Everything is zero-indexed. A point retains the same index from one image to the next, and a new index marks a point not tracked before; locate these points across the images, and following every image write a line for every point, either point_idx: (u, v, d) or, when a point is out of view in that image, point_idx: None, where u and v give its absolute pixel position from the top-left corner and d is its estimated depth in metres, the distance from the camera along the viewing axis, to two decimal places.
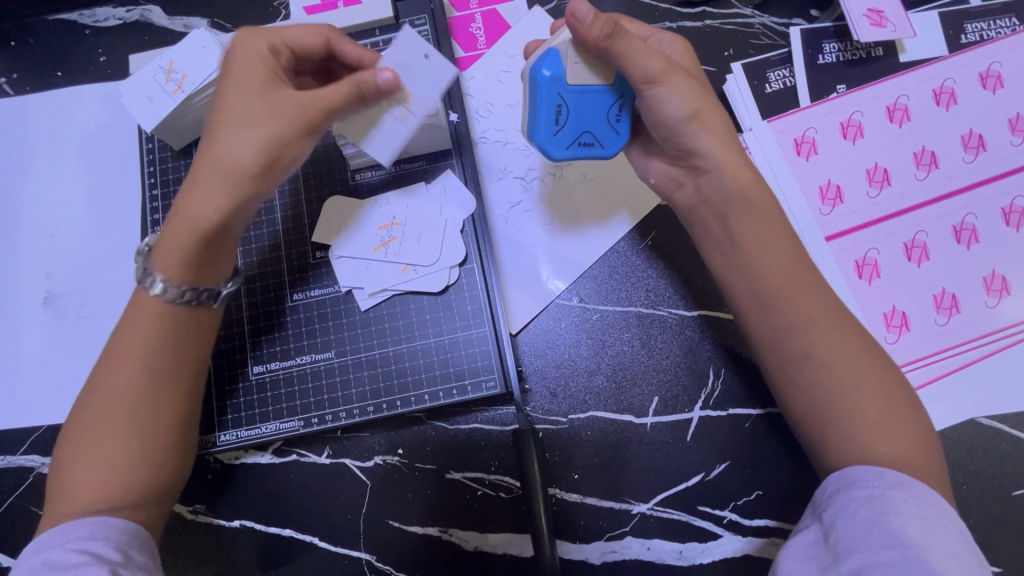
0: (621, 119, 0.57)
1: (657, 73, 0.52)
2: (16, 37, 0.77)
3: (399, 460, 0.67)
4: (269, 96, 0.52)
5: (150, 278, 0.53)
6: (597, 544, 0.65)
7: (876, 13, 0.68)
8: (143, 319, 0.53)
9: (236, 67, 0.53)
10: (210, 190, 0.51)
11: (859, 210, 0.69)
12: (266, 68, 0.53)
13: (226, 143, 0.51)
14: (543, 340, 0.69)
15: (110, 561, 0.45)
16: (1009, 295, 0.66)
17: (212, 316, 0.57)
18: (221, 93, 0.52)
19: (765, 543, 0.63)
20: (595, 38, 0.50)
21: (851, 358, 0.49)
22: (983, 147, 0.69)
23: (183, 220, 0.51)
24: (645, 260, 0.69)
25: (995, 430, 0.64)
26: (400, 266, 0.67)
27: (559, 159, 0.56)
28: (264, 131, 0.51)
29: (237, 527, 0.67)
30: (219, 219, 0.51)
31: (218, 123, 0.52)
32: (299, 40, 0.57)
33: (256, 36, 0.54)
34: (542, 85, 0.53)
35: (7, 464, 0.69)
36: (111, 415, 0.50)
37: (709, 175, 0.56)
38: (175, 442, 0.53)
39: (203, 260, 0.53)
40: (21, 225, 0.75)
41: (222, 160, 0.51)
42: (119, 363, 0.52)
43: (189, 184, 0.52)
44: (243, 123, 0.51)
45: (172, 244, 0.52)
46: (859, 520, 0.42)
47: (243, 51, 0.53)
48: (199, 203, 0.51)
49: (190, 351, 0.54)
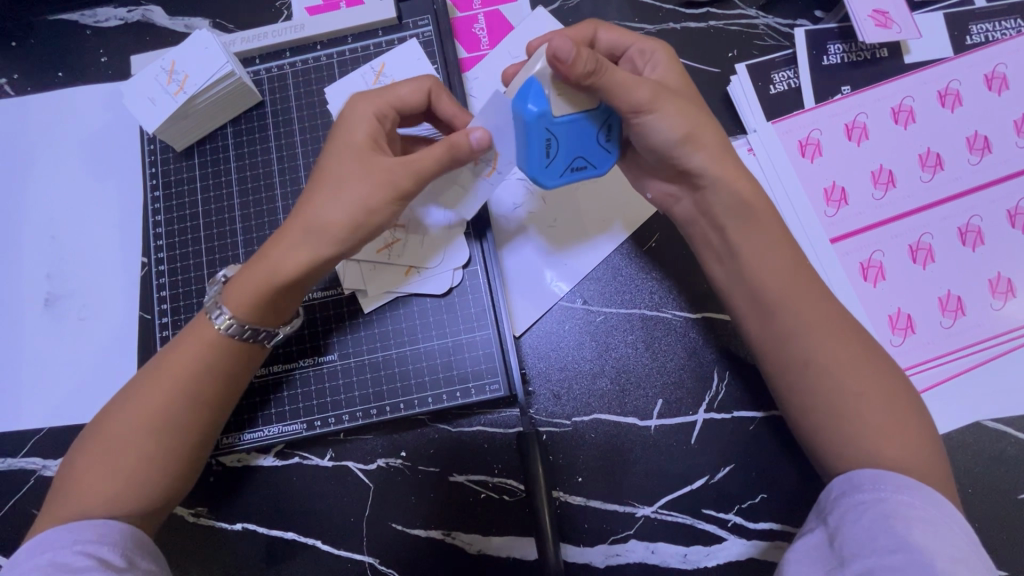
0: (610, 140, 0.55)
1: (644, 103, 0.51)
2: (16, 37, 0.76)
3: (402, 462, 0.67)
4: (365, 159, 0.53)
5: (218, 311, 0.54)
6: (600, 548, 0.64)
7: (881, 14, 0.68)
8: (190, 343, 0.53)
9: (342, 129, 0.55)
10: (297, 243, 0.52)
11: (864, 212, 0.69)
12: (369, 133, 0.54)
13: (320, 198, 0.52)
14: (547, 342, 0.69)
15: (113, 566, 0.45)
16: (1014, 297, 0.66)
17: (263, 355, 0.58)
18: (325, 154, 0.55)
19: (769, 546, 0.63)
20: (577, 76, 0.47)
21: (857, 362, 0.49)
22: (989, 148, 0.69)
23: (265, 267, 0.52)
24: (649, 262, 0.69)
25: (1000, 433, 0.64)
26: (403, 269, 0.67)
27: (552, 187, 0.55)
28: (355, 191, 0.51)
29: (240, 530, 0.66)
30: (294, 271, 0.52)
31: (315, 182, 0.53)
32: (404, 101, 0.58)
33: (365, 100, 0.56)
34: (528, 122, 0.50)
35: (8, 467, 0.69)
36: (133, 426, 0.50)
37: (708, 190, 0.55)
38: (191, 465, 0.52)
39: (275, 306, 0.54)
40: (22, 227, 0.75)
41: (311, 219, 0.52)
42: (155, 380, 0.52)
43: (278, 235, 0.53)
44: (334, 185, 0.52)
45: (247, 287, 0.52)
46: (865, 523, 0.42)
47: (356, 114, 0.55)
48: (283, 254, 0.52)
49: (229, 383, 0.54)
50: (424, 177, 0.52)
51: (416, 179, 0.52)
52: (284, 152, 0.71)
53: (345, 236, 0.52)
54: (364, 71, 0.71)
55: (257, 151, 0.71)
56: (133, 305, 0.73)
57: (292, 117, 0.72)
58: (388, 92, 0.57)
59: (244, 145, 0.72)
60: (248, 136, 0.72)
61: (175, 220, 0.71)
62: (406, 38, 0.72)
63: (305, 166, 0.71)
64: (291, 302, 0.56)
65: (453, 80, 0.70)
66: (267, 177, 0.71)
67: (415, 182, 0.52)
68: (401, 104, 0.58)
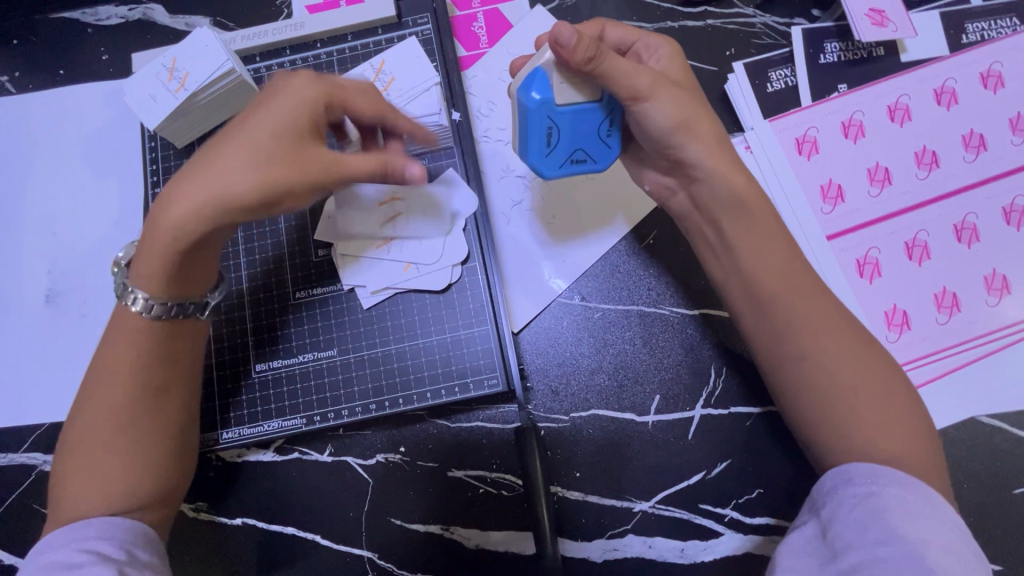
0: (611, 134, 0.56)
1: (643, 89, 0.51)
2: (17, 36, 0.77)
3: (401, 458, 0.67)
4: (290, 139, 0.48)
5: (133, 296, 0.52)
6: (599, 542, 0.65)
7: (877, 13, 0.68)
8: (124, 338, 0.53)
9: (275, 101, 0.50)
10: (186, 205, 0.47)
11: (860, 209, 0.69)
12: (306, 116, 0.50)
13: (225, 161, 0.47)
14: (544, 338, 0.69)
15: (115, 560, 0.45)
16: (1009, 294, 0.67)
17: (197, 330, 0.57)
18: (248, 116, 0.49)
19: (766, 541, 0.64)
20: (578, 62, 0.48)
21: (850, 356, 0.49)
22: (984, 146, 0.69)
23: (162, 231, 0.48)
24: (646, 259, 0.69)
25: (995, 428, 0.64)
26: (403, 264, 0.67)
27: (552, 177, 0.57)
28: (270, 166, 0.47)
29: (240, 524, 0.67)
30: (195, 237, 0.48)
31: (226, 143, 0.48)
32: (354, 98, 0.54)
33: (310, 82, 0.51)
34: (531, 109, 0.52)
35: (9, 462, 0.70)
36: (104, 424, 0.51)
37: (702, 182, 0.55)
38: (176, 453, 0.54)
39: (178, 275, 0.51)
40: (23, 224, 0.75)
41: (209, 182, 0.46)
42: (108, 379, 0.52)
43: (172, 190, 0.48)
44: (244, 152, 0.47)
45: (155, 259, 0.50)
46: (857, 516, 0.43)
47: (296, 90, 0.50)
48: (176, 215, 0.47)
49: (172, 364, 0.54)
50: (347, 176, 0.49)
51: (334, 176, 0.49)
52: None
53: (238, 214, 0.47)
54: (365, 69, 0.71)
55: None
56: None
57: None
58: (341, 87, 0.53)
59: None
60: None
61: None
62: (406, 37, 0.72)
63: None
64: (183, 277, 0.52)
65: (453, 80, 0.71)
66: None
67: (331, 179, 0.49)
68: (348, 99, 0.54)
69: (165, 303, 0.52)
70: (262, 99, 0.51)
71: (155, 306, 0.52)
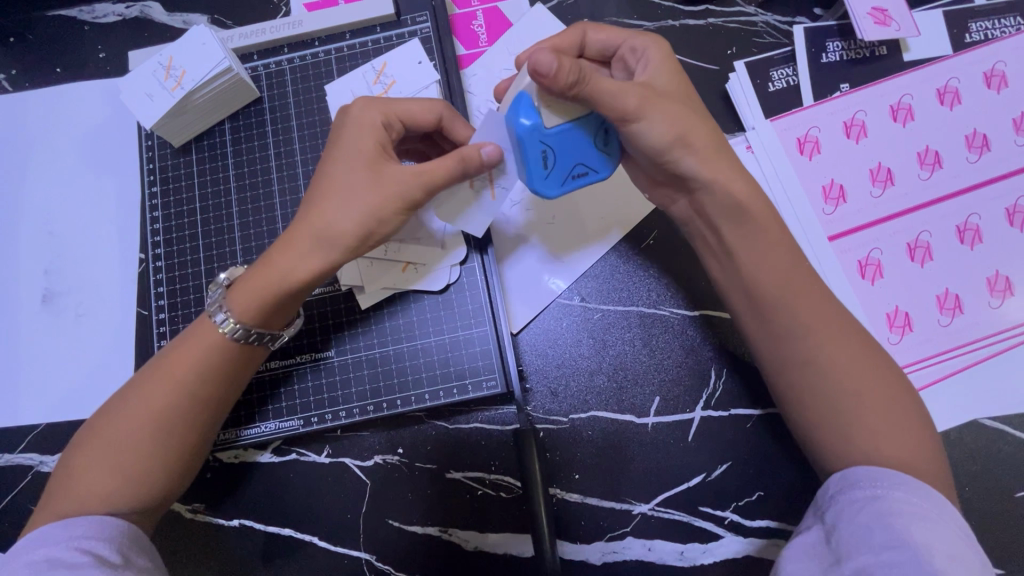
0: (609, 144, 0.53)
1: (632, 110, 0.49)
2: (14, 33, 0.76)
3: (399, 459, 0.67)
4: (374, 170, 0.51)
5: (220, 312, 0.53)
6: (598, 545, 0.64)
7: (879, 12, 0.68)
8: (191, 344, 0.53)
9: (349, 135, 0.53)
10: (303, 250, 0.51)
11: (862, 210, 0.69)
12: (379, 143, 0.53)
13: (328, 205, 0.51)
14: (544, 339, 0.68)
15: (110, 563, 0.45)
16: (1012, 296, 0.66)
17: (263, 354, 0.57)
18: (330, 159, 0.53)
19: (767, 544, 0.63)
20: (562, 86, 0.45)
21: (854, 360, 0.49)
22: (987, 146, 0.69)
23: (271, 271, 0.52)
24: (647, 261, 0.69)
25: (998, 431, 0.64)
26: (400, 265, 0.66)
27: (555, 197, 0.53)
28: (366, 200, 0.50)
29: (237, 526, 0.67)
30: (298, 282, 0.51)
31: (321, 192, 0.52)
32: (411, 111, 0.56)
33: (370, 107, 0.54)
34: (522, 134, 0.50)
35: (5, 462, 0.69)
36: (138, 423, 0.50)
37: (703, 192, 0.54)
38: (173, 466, 0.51)
39: (281, 310, 0.54)
40: (19, 224, 0.75)
41: (323, 227, 0.51)
42: (156, 379, 0.51)
43: (282, 240, 0.52)
44: (342, 195, 0.51)
45: (251, 292, 0.52)
46: (862, 520, 0.42)
47: (362, 120, 0.54)
48: (283, 259, 0.51)
49: (227, 377, 0.54)
50: (432, 186, 0.51)
51: (424, 187, 0.51)
52: (281, 149, 0.71)
53: (353, 246, 0.51)
54: (366, 70, 0.70)
55: (255, 150, 0.71)
56: (132, 299, 0.73)
57: (290, 115, 0.72)
58: (397, 103, 0.56)
59: (242, 142, 0.71)
60: (246, 132, 0.72)
61: (173, 217, 0.71)
62: (405, 36, 0.72)
63: (303, 163, 0.71)
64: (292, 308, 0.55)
65: (451, 78, 0.70)
66: (264, 173, 0.71)
67: (422, 192, 0.51)
68: (409, 117, 0.56)
69: (253, 330, 0.53)
70: (334, 137, 0.54)
71: (240, 330, 0.53)
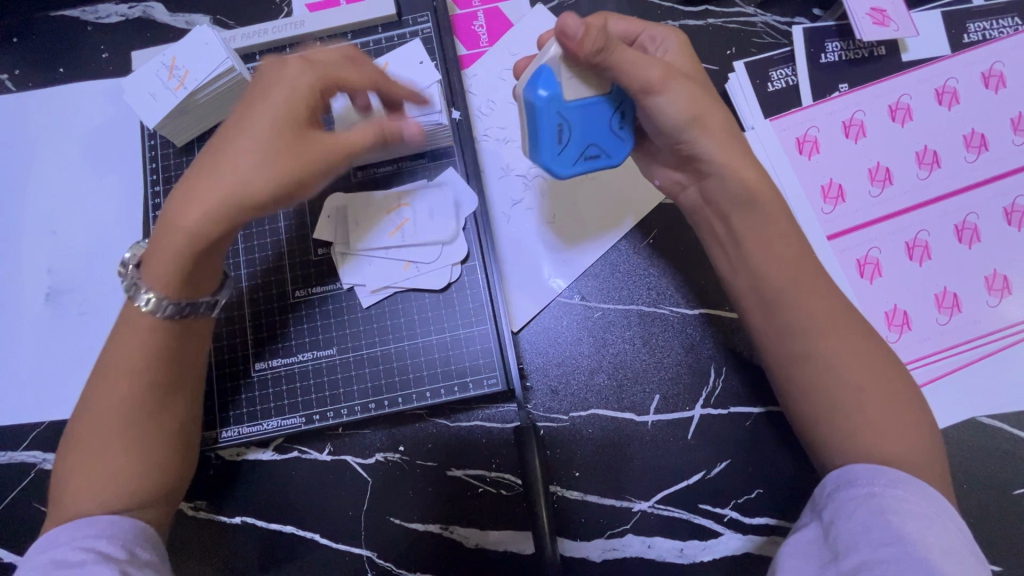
0: (624, 126, 0.55)
1: (655, 82, 0.50)
2: (17, 34, 0.77)
3: (400, 457, 0.67)
4: (293, 128, 0.49)
5: (141, 293, 0.51)
6: (598, 542, 0.65)
7: (878, 12, 0.68)
8: (131, 335, 0.52)
9: (271, 88, 0.51)
10: (203, 206, 0.48)
11: (861, 209, 0.69)
12: (302, 100, 0.50)
13: (234, 157, 0.48)
14: (544, 337, 0.69)
15: (114, 558, 0.45)
16: (1010, 294, 0.66)
17: (202, 326, 0.56)
18: (246, 110, 0.50)
19: (765, 541, 0.63)
20: (586, 54, 0.48)
21: (854, 357, 0.49)
22: (985, 146, 0.69)
23: (174, 231, 0.49)
24: (647, 259, 0.69)
25: (996, 429, 0.64)
26: (402, 262, 0.67)
27: (566, 177, 0.55)
28: (276, 155, 0.48)
29: (239, 523, 0.67)
30: (213, 235, 0.49)
31: (227, 142, 0.49)
32: (347, 76, 0.55)
33: (302, 66, 0.52)
34: (539, 106, 0.52)
35: (9, 460, 0.70)
36: (102, 419, 0.51)
37: (714, 178, 0.54)
38: (160, 451, 0.52)
39: (187, 274, 0.51)
40: (22, 223, 0.75)
41: (226, 181, 0.48)
42: (111, 376, 0.52)
43: (181, 195, 0.49)
44: (250, 147, 0.48)
45: (162, 256, 0.50)
46: (859, 517, 0.42)
47: (289, 77, 0.51)
48: (187, 213, 0.48)
49: (179, 359, 0.54)
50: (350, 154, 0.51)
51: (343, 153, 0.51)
52: None
53: (260, 205, 0.49)
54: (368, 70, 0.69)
55: None
56: None
57: None
58: (333, 65, 0.54)
59: None
60: None
61: None
62: (406, 36, 0.72)
63: None
64: (200, 272, 0.52)
65: (452, 78, 0.71)
66: None
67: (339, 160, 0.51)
68: (343, 80, 0.54)
69: (175, 303, 0.52)
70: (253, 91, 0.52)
71: (166, 306, 0.51)
